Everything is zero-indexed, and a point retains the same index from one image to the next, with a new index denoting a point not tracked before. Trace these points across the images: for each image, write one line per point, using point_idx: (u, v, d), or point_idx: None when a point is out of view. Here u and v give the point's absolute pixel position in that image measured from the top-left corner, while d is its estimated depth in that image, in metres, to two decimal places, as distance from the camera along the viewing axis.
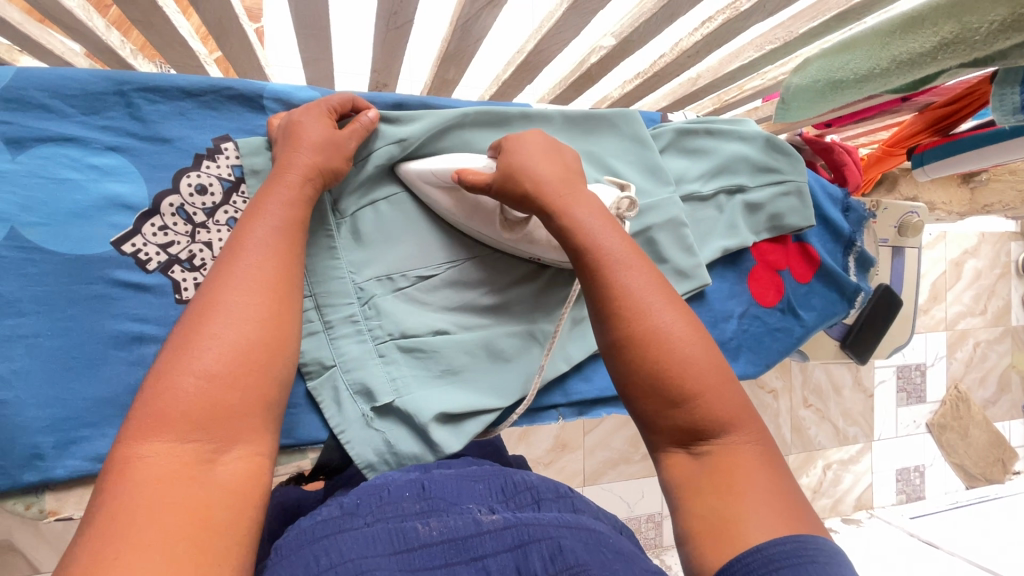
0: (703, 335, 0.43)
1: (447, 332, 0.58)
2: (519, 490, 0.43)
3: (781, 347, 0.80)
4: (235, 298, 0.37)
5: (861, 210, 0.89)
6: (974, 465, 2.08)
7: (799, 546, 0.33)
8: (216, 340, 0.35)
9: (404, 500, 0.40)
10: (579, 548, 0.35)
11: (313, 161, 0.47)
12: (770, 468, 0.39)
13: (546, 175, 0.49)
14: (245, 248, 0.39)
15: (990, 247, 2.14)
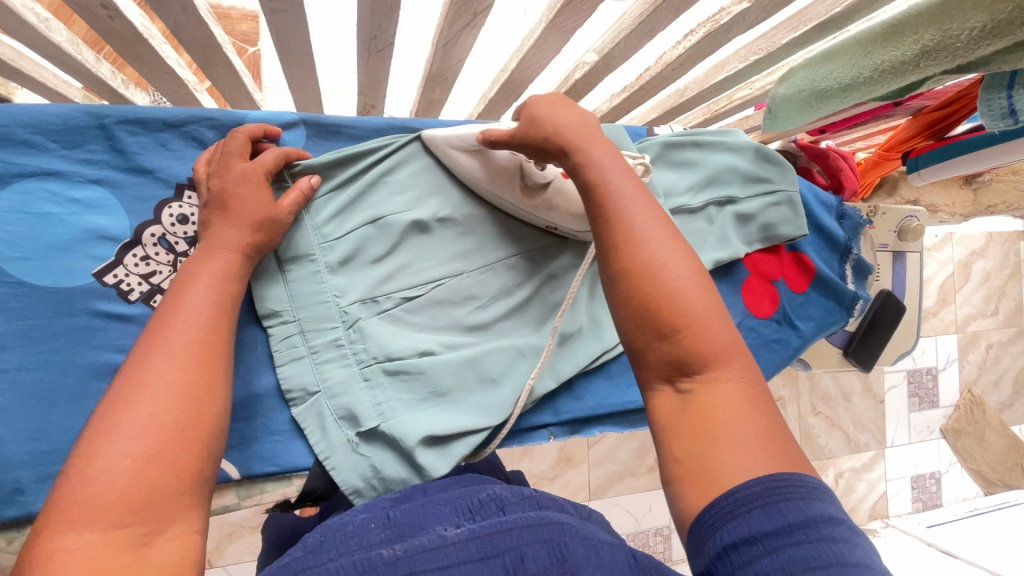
0: (703, 278, 0.42)
1: (432, 353, 0.57)
2: (485, 505, 0.43)
3: (778, 359, 0.79)
4: (165, 373, 0.36)
5: (857, 218, 0.87)
6: (992, 471, 2.03)
7: (773, 484, 0.34)
8: (144, 421, 0.34)
9: (370, 531, 0.40)
10: (541, 554, 0.37)
11: (248, 237, 0.47)
12: (755, 411, 0.38)
13: (563, 120, 0.49)
14: (175, 322, 0.39)
15: (998, 248, 2.11)
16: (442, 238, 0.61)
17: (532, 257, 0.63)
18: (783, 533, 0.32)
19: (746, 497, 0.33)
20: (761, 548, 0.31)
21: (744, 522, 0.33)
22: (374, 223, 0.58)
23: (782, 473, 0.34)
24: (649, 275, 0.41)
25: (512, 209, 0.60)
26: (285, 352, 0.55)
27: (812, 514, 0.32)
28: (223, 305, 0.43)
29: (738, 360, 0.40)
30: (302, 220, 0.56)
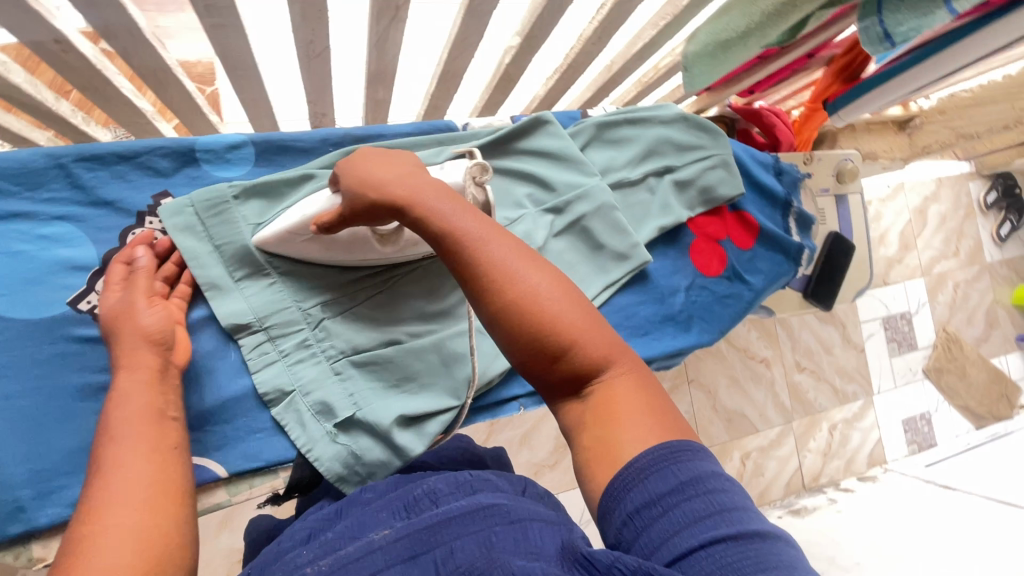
0: (569, 289, 0.45)
1: (399, 341, 0.61)
2: (419, 499, 0.46)
3: (732, 313, 0.83)
4: (119, 488, 0.42)
5: (793, 171, 0.92)
6: (979, 405, 2.09)
7: (666, 451, 0.38)
8: (102, 568, 0.37)
9: (306, 551, 0.43)
10: (470, 544, 0.39)
11: (167, 324, 0.51)
12: (643, 393, 0.43)
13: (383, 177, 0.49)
14: (115, 464, 0.43)
15: (950, 191, 2.21)
16: None
17: None
18: (663, 501, 0.36)
19: (639, 475, 0.37)
20: (646, 516, 0.36)
21: (633, 497, 0.37)
22: None
23: (665, 443, 0.40)
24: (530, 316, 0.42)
25: (383, 262, 0.61)
26: (257, 358, 0.57)
27: (690, 484, 0.36)
28: (152, 424, 0.46)
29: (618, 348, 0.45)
30: (251, 243, 0.57)
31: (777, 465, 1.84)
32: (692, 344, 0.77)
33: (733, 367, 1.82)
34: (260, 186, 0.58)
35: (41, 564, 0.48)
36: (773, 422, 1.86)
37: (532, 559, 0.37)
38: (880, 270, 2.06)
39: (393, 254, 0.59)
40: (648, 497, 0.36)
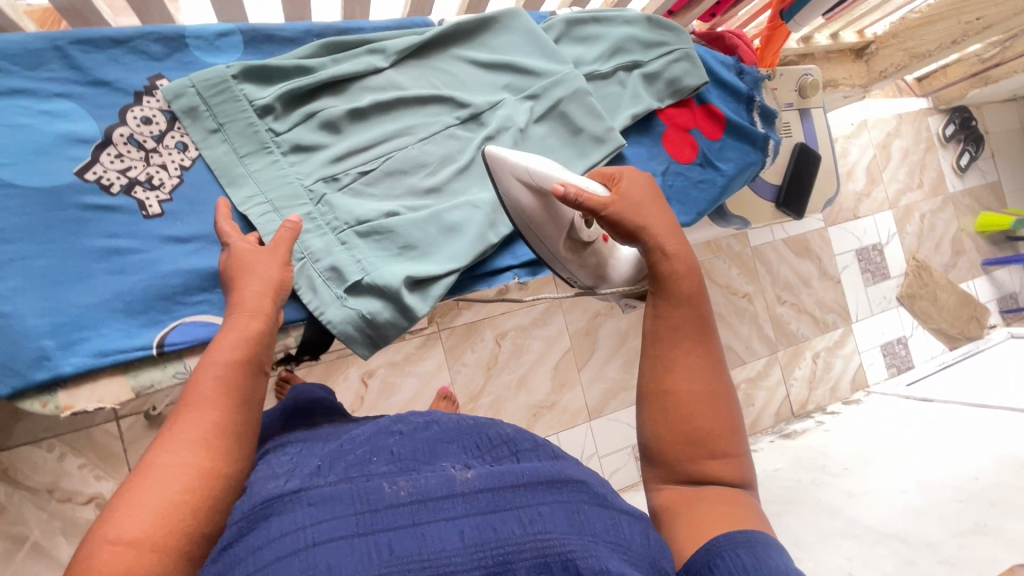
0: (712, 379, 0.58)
1: (397, 213, 0.64)
2: (496, 445, 0.48)
3: (707, 197, 0.89)
4: (197, 428, 0.43)
5: (753, 72, 0.98)
6: (951, 326, 2.20)
7: (749, 537, 0.46)
8: (150, 503, 0.38)
9: (375, 461, 0.44)
10: (555, 513, 0.42)
11: (261, 290, 0.52)
12: (728, 491, 0.54)
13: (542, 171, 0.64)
14: (192, 411, 0.44)
15: (910, 126, 2.29)
16: (379, 123, 0.68)
17: (465, 126, 0.71)
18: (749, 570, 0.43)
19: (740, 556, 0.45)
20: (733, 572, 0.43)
21: (727, 556, 0.45)
22: (320, 114, 0.64)
23: (754, 530, 0.48)
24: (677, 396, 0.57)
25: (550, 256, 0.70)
26: (265, 226, 0.59)
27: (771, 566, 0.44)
28: (239, 384, 0.47)
29: (745, 463, 0.57)
30: (253, 120, 0.61)
31: (766, 394, 1.92)
32: None
33: (717, 302, 1.88)
34: (258, 70, 0.62)
35: (68, 413, 0.50)
36: (759, 353, 1.93)
37: (610, 552, 0.41)
38: (850, 205, 2.14)
39: (566, 254, 0.69)
40: (741, 565, 0.44)
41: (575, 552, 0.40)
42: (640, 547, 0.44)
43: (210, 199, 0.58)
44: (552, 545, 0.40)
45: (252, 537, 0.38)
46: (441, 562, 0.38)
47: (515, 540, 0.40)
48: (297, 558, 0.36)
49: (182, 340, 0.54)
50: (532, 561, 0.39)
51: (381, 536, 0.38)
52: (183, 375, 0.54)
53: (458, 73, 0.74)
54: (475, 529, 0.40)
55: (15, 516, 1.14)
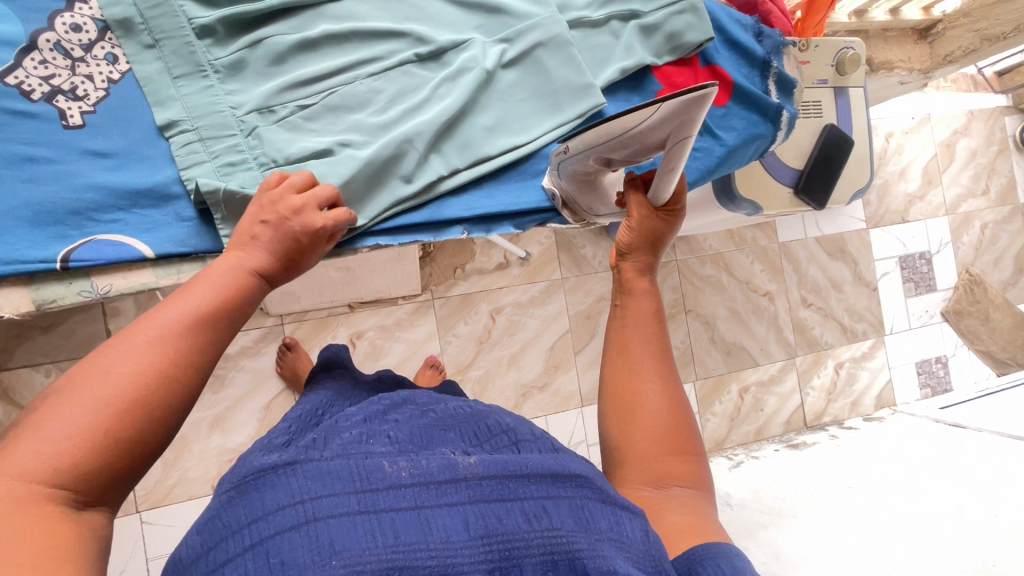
0: (675, 388, 0.60)
1: (330, 151, 0.60)
2: (495, 433, 0.53)
3: (700, 167, 0.80)
4: (170, 335, 0.41)
5: (775, 35, 0.87)
6: (1002, 350, 1.96)
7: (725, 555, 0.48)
8: (105, 394, 0.37)
9: (372, 442, 0.49)
10: (561, 509, 0.46)
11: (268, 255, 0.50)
12: (697, 500, 0.55)
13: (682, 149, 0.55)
14: (160, 316, 0.42)
15: (983, 124, 2.04)
16: (330, 54, 0.63)
17: (424, 65, 0.67)
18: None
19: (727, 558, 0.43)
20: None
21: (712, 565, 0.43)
22: (261, 40, 0.60)
23: (722, 542, 0.50)
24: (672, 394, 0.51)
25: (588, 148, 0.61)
26: (185, 158, 0.56)
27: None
28: (223, 320, 0.45)
29: (702, 464, 0.58)
30: (191, 40, 0.57)
31: (778, 401, 1.79)
32: None
33: (734, 298, 1.77)
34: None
35: None
36: (775, 357, 1.81)
37: (615, 550, 0.46)
38: (898, 207, 1.95)
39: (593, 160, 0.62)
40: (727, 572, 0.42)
41: (583, 552, 0.44)
42: (642, 544, 0.47)
43: (137, 115, 0.56)
44: (558, 542, 0.44)
45: (246, 505, 0.42)
46: (443, 549, 0.42)
47: (520, 533, 0.44)
48: (298, 531, 0.40)
49: (89, 258, 0.52)
50: (539, 557, 0.43)
51: (383, 515, 0.42)
52: (90, 293, 0.53)
53: (427, 7, 0.68)
54: (478, 519, 0.44)
55: None
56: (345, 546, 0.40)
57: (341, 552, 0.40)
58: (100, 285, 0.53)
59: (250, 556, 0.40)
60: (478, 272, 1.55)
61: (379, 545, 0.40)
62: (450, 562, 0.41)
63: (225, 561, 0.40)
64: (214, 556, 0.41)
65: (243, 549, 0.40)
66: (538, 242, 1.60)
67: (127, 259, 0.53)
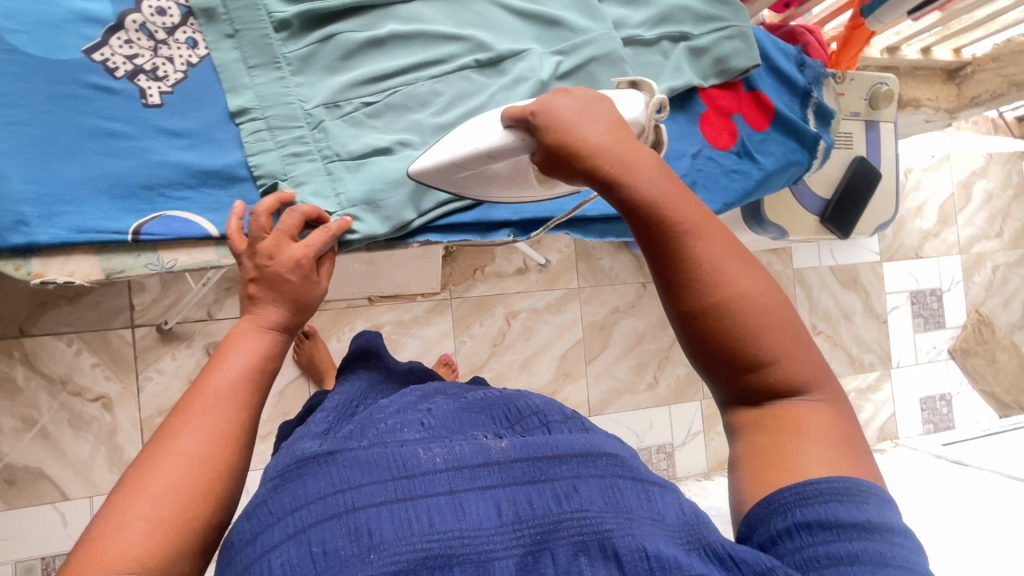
0: (772, 295, 0.42)
1: (391, 148, 0.62)
2: (525, 415, 0.52)
3: (738, 188, 0.82)
4: (207, 418, 0.44)
5: (816, 66, 0.90)
6: (1006, 393, 2.00)
7: (837, 489, 0.39)
8: (163, 483, 0.41)
9: (405, 429, 0.48)
10: (592, 489, 0.44)
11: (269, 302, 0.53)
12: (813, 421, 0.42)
13: (597, 137, 0.44)
14: (207, 404, 0.45)
15: (1000, 168, 2.06)
16: (396, 54, 0.65)
17: (483, 71, 0.69)
18: (822, 526, 0.38)
19: (822, 489, 0.39)
20: (800, 536, 0.38)
21: (795, 513, 0.39)
22: (333, 37, 0.62)
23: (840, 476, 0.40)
24: (742, 306, 0.40)
25: None
26: (254, 144, 0.58)
27: (876, 496, 0.39)
28: (255, 388, 0.49)
29: (816, 370, 0.43)
30: (269, 33, 0.59)
31: None
32: None
33: None
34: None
35: (38, 281, 0.51)
36: None
37: (650, 527, 0.43)
38: (913, 243, 1.97)
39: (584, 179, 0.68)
40: (811, 519, 0.38)
41: (613, 532, 0.42)
42: (676, 518, 0.44)
43: (211, 99, 0.58)
44: (587, 524, 0.42)
45: (289, 494, 0.43)
46: (477, 536, 0.41)
47: (551, 516, 0.43)
48: (338, 520, 0.41)
49: (158, 232, 0.53)
50: (570, 539, 0.42)
51: (418, 501, 0.42)
52: (156, 267, 0.54)
53: (489, 15, 0.70)
54: (510, 504, 0.43)
55: (28, 400, 1.21)
56: (382, 538, 0.40)
57: (379, 544, 0.40)
58: (166, 260, 0.54)
59: (293, 544, 0.40)
60: (497, 275, 1.56)
61: (416, 533, 0.40)
62: (482, 550, 0.41)
63: (267, 551, 0.40)
64: (261, 542, 0.41)
65: (285, 537, 0.41)
66: (557, 250, 1.62)
67: (194, 236, 0.55)
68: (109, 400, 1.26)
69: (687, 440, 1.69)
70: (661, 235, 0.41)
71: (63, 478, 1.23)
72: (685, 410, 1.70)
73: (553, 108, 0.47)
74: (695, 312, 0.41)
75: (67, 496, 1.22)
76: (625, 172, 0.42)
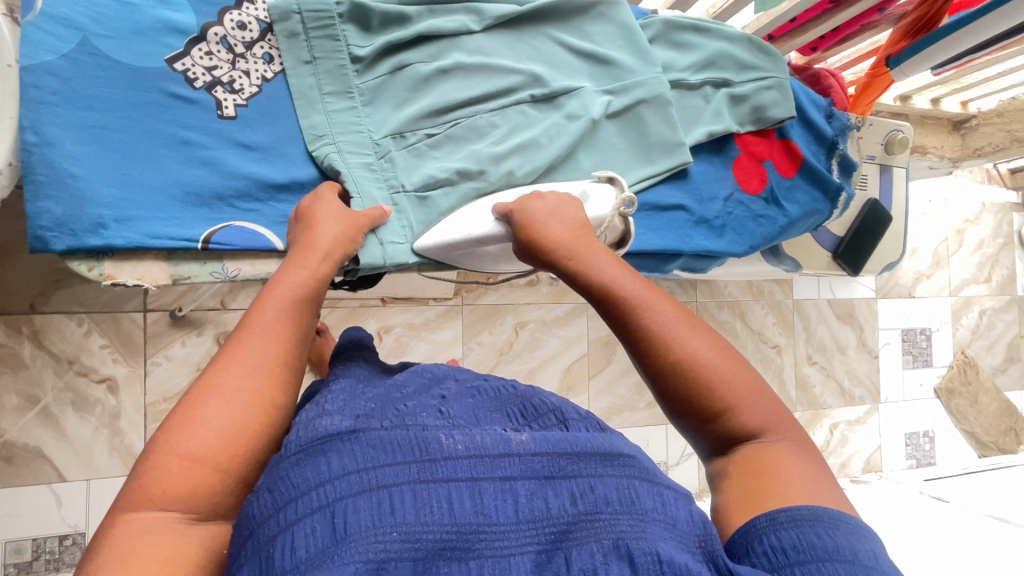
0: (729, 353, 0.47)
1: (449, 181, 0.63)
2: (542, 412, 0.44)
3: (764, 233, 0.85)
4: (255, 350, 0.43)
5: (844, 118, 0.93)
6: (986, 433, 2.07)
7: (821, 515, 0.38)
8: (208, 420, 0.39)
9: (423, 413, 0.41)
10: (610, 489, 0.38)
11: (337, 237, 0.53)
12: (806, 462, 0.43)
13: (556, 235, 0.54)
14: (247, 338, 0.44)
15: (993, 216, 2.14)
16: (461, 84, 0.66)
17: (538, 105, 0.70)
18: (799, 551, 0.36)
19: (797, 515, 0.38)
20: (775, 558, 0.37)
21: (770, 539, 0.38)
22: (401, 68, 0.64)
23: (834, 509, 0.39)
24: (699, 365, 0.45)
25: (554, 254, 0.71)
26: (324, 166, 0.60)
27: (850, 523, 0.38)
28: (298, 322, 0.47)
29: (784, 421, 0.46)
30: (345, 63, 0.61)
31: None
32: (722, 247, 0.80)
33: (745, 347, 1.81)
34: (363, 12, 0.61)
35: (109, 282, 0.52)
36: None
37: (665, 532, 0.37)
38: (907, 282, 2.04)
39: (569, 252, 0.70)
40: (786, 543, 0.37)
41: (627, 534, 0.36)
42: (688, 525, 0.38)
43: (283, 116, 0.60)
44: (603, 526, 0.36)
45: (311, 468, 0.35)
46: (494, 534, 0.35)
47: (565, 517, 0.36)
48: (364, 498, 0.34)
49: (226, 243, 0.55)
50: (589, 543, 0.35)
51: (443, 486, 0.35)
52: (220, 275, 0.56)
53: (547, 51, 0.73)
54: (528, 499, 0.36)
55: (33, 377, 1.13)
56: (406, 520, 0.33)
57: (403, 525, 0.33)
58: (231, 269, 0.56)
59: (312, 522, 0.33)
60: (508, 285, 1.59)
61: (436, 519, 0.34)
62: (498, 546, 0.35)
63: (288, 524, 0.33)
64: (281, 516, 0.33)
65: (309, 511, 0.33)
66: None
67: (260, 248, 0.57)
68: (116, 383, 1.19)
69: (681, 459, 1.72)
70: (615, 310, 0.48)
71: (64, 460, 1.15)
72: (682, 431, 1.74)
73: (528, 208, 0.58)
74: (655, 372, 0.46)
75: (66, 478, 1.15)
76: (579, 261, 0.52)
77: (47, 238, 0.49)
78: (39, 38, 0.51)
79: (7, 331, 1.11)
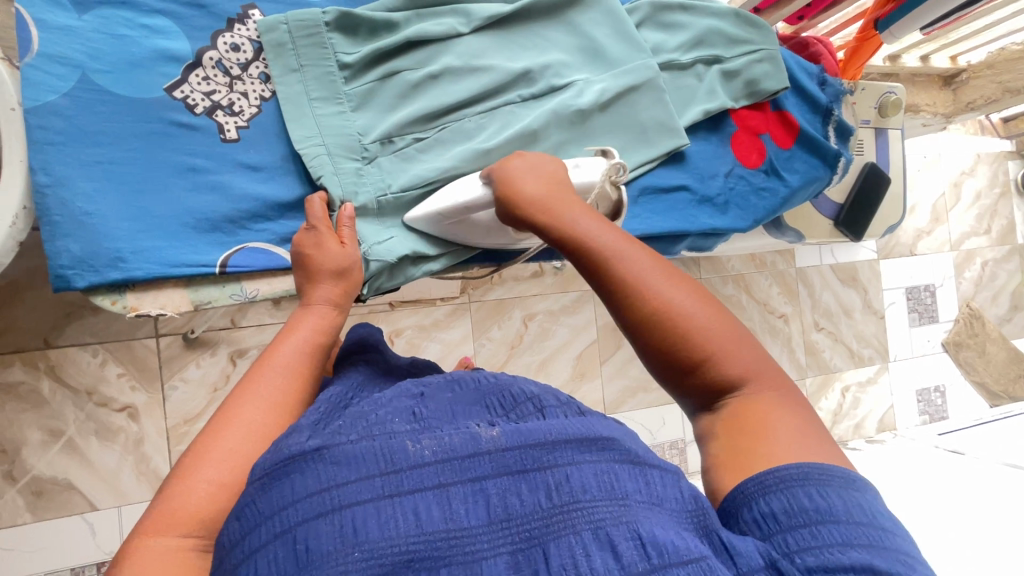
0: (711, 304, 0.46)
1: (435, 182, 0.64)
2: (519, 402, 0.41)
3: (767, 206, 0.86)
4: (269, 387, 0.45)
5: (837, 84, 0.94)
6: (995, 382, 2.05)
7: (811, 472, 0.38)
8: (226, 450, 0.41)
9: (395, 416, 0.39)
10: (589, 476, 0.36)
11: (337, 291, 0.54)
12: (792, 414, 0.43)
13: (530, 188, 0.54)
14: (266, 373, 0.46)
15: (988, 166, 2.14)
16: (452, 85, 0.67)
17: (533, 101, 0.71)
18: (790, 514, 0.37)
19: (785, 476, 0.38)
20: (766, 525, 0.37)
21: (759, 505, 0.38)
22: (389, 73, 0.64)
23: (828, 464, 0.39)
24: (681, 316, 0.44)
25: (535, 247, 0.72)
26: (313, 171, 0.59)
27: (841, 477, 0.38)
28: (312, 361, 0.49)
29: (767, 375, 0.45)
30: (333, 71, 0.61)
31: None
32: (726, 224, 0.81)
33: (752, 318, 1.82)
34: (351, 20, 0.62)
35: (133, 314, 0.53)
36: None
37: (649, 514, 0.35)
38: (908, 241, 2.04)
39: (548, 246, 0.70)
40: (777, 509, 0.37)
41: (607, 521, 0.34)
42: (677, 503, 0.37)
43: (282, 132, 0.60)
44: (581, 517, 0.34)
45: (275, 493, 0.34)
46: (465, 538, 0.33)
47: (541, 512, 0.34)
48: (325, 520, 0.33)
49: (244, 264, 0.56)
50: (568, 536, 0.34)
51: (407, 500, 0.34)
52: (240, 296, 0.57)
53: (538, 46, 0.73)
54: (499, 498, 0.35)
55: (54, 411, 1.14)
56: (369, 537, 0.32)
57: (365, 544, 0.32)
58: (250, 290, 0.57)
59: (279, 547, 0.33)
60: (514, 279, 1.60)
61: (400, 532, 0.33)
62: (469, 550, 0.33)
63: (253, 551, 0.33)
64: (247, 543, 0.34)
65: (272, 537, 0.33)
66: None
67: (276, 267, 0.58)
68: (135, 409, 1.20)
69: None
70: (594, 261, 0.47)
71: (92, 489, 1.17)
72: None
73: (505, 167, 0.57)
74: (634, 323, 0.45)
75: (96, 507, 1.16)
76: (552, 212, 0.51)
77: (69, 276, 0.50)
78: (39, 79, 0.51)
79: (23, 368, 1.12)
